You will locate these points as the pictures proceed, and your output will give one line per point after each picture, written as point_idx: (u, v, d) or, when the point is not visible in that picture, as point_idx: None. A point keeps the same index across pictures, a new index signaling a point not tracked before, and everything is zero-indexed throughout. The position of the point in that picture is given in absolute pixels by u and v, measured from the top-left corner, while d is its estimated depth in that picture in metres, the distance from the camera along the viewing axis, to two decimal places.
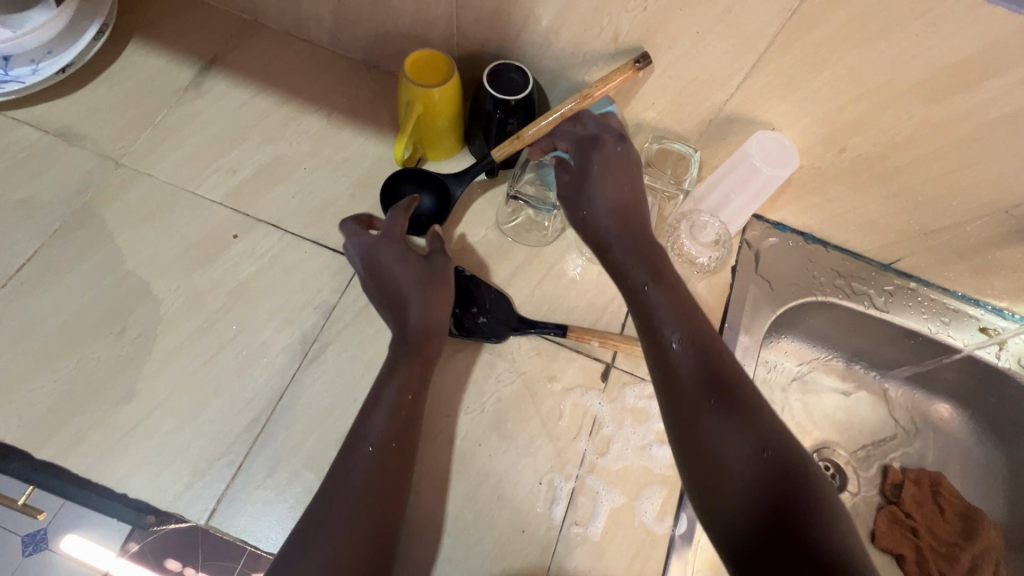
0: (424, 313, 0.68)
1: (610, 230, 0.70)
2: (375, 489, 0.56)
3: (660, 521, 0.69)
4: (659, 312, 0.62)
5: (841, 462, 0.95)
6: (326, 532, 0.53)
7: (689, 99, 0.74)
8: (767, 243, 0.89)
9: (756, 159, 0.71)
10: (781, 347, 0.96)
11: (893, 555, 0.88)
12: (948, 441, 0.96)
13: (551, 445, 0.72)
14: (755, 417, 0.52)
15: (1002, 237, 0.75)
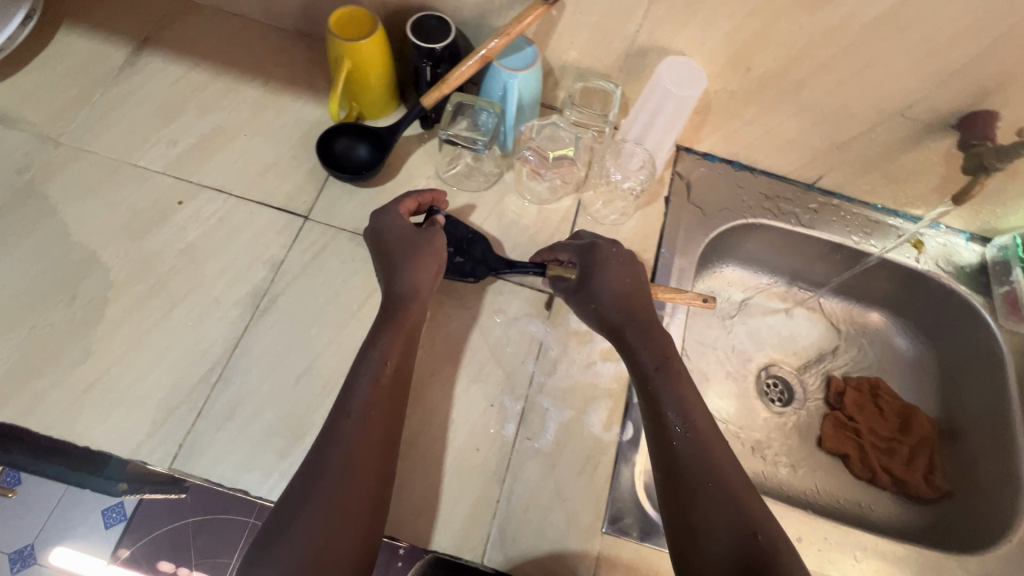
0: (412, 283, 0.71)
1: (615, 322, 0.72)
2: (363, 471, 0.58)
3: (608, 430, 0.73)
4: (664, 398, 0.66)
5: (787, 377, 1.01)
6: (317, 511, 0.56)
7: (602, 34, 0.78)
8: (698, 173, 0.94)
9: (670, 83, 0.75)
10: (722, 273, 1.02)
11: (839, 456, 0.94)
12: (886, 348, 1.01)
13: (500, 370, 0.76)
14: (739, 508, 0.58)
15: (904, 141, 0.81)
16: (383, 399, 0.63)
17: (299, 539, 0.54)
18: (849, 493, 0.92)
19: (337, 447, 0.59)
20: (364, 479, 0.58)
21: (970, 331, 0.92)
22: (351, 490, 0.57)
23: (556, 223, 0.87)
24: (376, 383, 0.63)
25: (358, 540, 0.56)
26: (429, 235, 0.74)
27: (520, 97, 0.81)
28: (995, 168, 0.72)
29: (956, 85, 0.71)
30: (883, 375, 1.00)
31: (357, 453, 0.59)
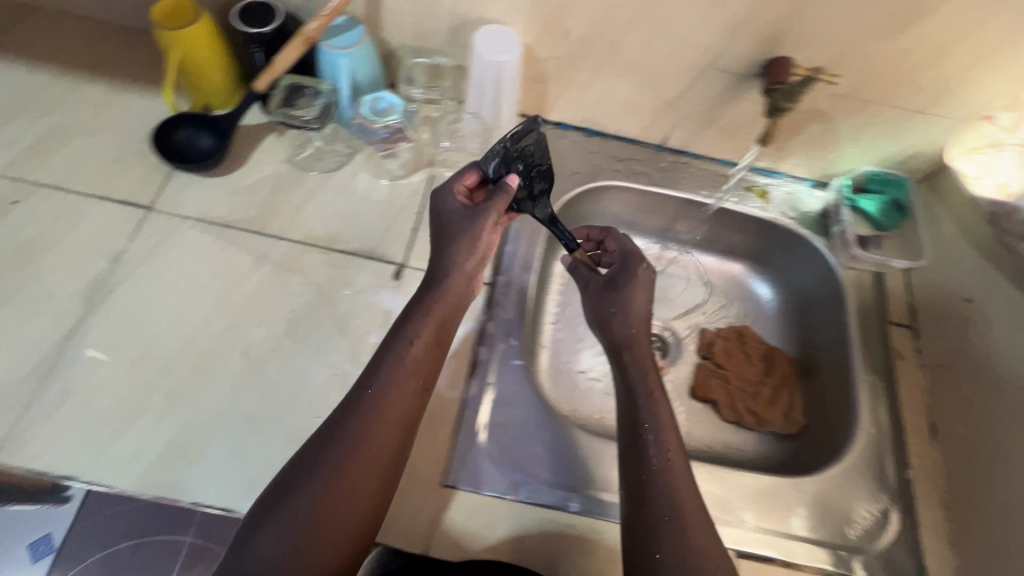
0: (450, 271, 0.67)
1: (617, 338, 0.77)
2: (365, 466, 0.57)
3: (450, 389, 0.76)
4: (651, 417, 0.68)
5: (661, 331, 1.02)
6: (326, 504, 0.55)
7: (425, 10, 0.81)
8: (552, 142, 0.98)
9: (481, 54, 0.78)
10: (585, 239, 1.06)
11: (710, 404, 0.96)
12: (751, 297, 1.05)
13: (345, 341, 0.77)
14: (691, 536, 0.59)
15: (724, 94, 0.85)
16: (405, 382, 0.62)
17: (277, 536, 0.53)
18: (720, 437, 0.94)
19: (353, 436, 0.58)
20: (356, 484, 0.56)
21: (816, 272, 0.97)
22: (341, 486, 0.56)
23: (407, 197, 0.89)
24: (411, 364, 0.63)
25: (343, 540, 0.55)
26: (488, 214, 0.69)
27: (354, 75, 0.84)
28: (788, 110, 0.75)
29: (749, 34, 0.75)
30: (750, 323, 1.04)
31: (344, 448, 0.57)
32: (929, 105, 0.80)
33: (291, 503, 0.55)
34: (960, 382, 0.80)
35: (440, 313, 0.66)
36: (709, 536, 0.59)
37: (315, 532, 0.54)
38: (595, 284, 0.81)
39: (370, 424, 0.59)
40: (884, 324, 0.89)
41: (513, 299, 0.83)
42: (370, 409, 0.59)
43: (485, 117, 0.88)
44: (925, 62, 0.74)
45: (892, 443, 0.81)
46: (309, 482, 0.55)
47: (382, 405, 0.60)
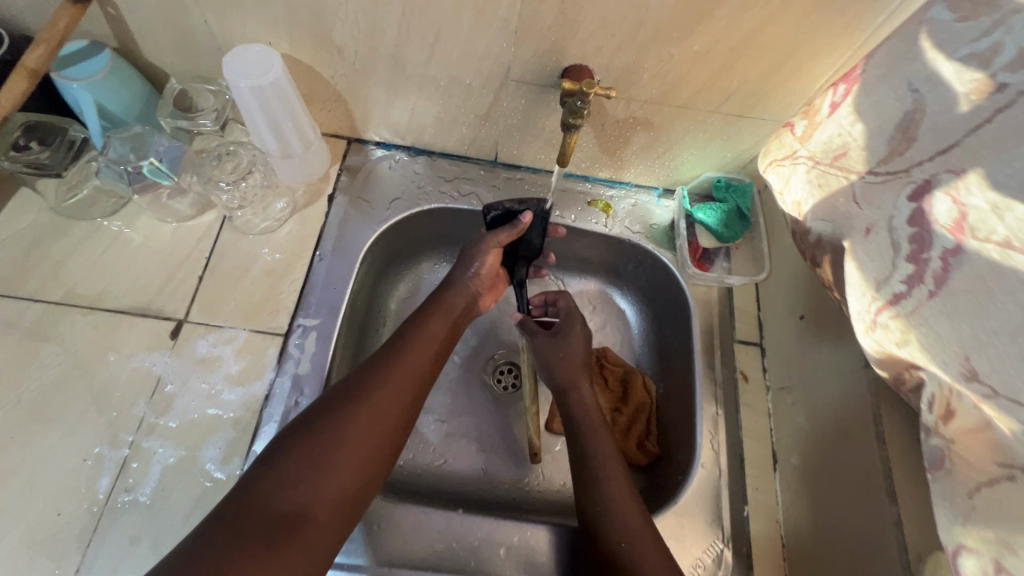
0: (467, 277, 0.75)
1: (561, 381, 0.75)
2: (390, 401, 0.60)
3: (225, 465, 0.67)
4: (586, 389, 0.75)
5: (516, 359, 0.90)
6: (334, 442, 0.56)
7: (173, 31, 0.70)
8: (371, 165, 0.89)
9: (240, 84, 0.66)
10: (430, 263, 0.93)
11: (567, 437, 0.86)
12: (610, 314, 0.96)
13: (102, 418, 0.67)
14: (619, 511, 0.63)
15: (534, 105, 0.77)
16: (432, 339, 0.68)
17: (297, 469, 0.53)
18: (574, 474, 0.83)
19: (373, 381, 0.61)
20: (379, 423, 0.59)
21: (666, 289, 0.89)
22: (377, 421, 0.58)
23: (195, 240, 0.79)
24: (432, 330, 0.69)
25: (343, 490, 0.55)
26: (489, 241, 0.73)
27: (100, 107, 0.72)
28: (577, 127, 0.65)
29: (531, 41, 0.66)
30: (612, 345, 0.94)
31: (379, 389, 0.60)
32: (748, 107, 0.73)
33: (336, 433, 0.56)
34: (797, 407, 0.74)
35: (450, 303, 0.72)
36: (642, 516, 0.63)
37: (330, 471, 0.54)
38: (540, 337, 0.79)
39: (392, 367, 0.63)
40: (730, 342, 0.83)
41: (309, 351, 0.74)
42: (395, 362, 0.63)
43: (270, 148, 0.77)
44: (728, 63, 0.66)
45: (731, 476, 0.75)
46: (352, 420, 0.57)
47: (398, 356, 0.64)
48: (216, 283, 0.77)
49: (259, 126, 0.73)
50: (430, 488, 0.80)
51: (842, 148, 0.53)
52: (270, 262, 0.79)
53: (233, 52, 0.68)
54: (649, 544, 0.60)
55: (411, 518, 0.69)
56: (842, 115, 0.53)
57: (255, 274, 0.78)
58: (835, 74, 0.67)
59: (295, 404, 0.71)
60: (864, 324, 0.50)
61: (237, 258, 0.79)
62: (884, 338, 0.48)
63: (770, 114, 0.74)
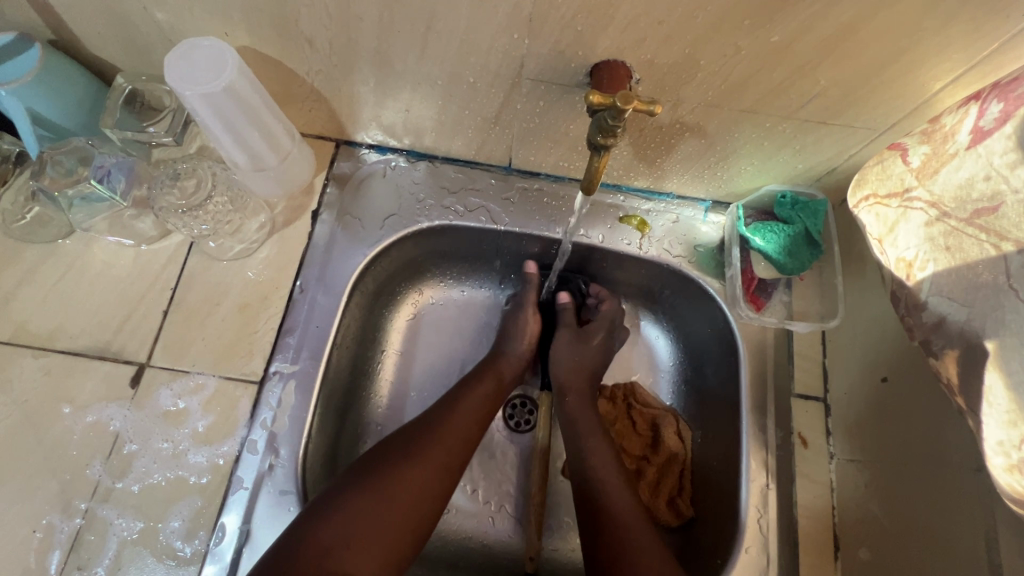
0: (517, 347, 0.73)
1: (562, 384, 0.72)
2: (425, 472, 0.58)
3: (189, 540, 0.59)
4: (580, 399, 0.71)
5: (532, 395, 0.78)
6: (387, 492, 0.55)
7: (112, 21, 0.57)
8: (363, 174, 0.75)
9: (224, 78, 0.54)
10: (434, 285, 0.81)
11: None
12: (640, 345, 0.81)
13: (54, 481, 0.59)
14: (631, 527, 0.58)
15: (555, 107, 0.61)
16: (480, 397, 0.66)
17: (352, 514, 0.53)
18: None
19: (428, 433, 0.60)
20: (430, 476, 0.58)
21: (711, 325, 0.75)
22: (430, 473, 0.58)
23: (159, 267, 0.69)
24: (482, 393, 0.67)
25: (385, 548, 0.53)
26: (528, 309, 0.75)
27: (34, 113, 0.61)
28: (609, 147, 0.50)
29: (550, 31, 0.50)
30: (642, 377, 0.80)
31: (433, 441, 0.60)
32: (834, 113, 0.56)
33: (390, 482, 0.56)
34: (871, 492, 0.60)
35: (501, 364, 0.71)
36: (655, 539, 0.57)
37: (382, 521, 0.53)
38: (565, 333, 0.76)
39: (448, 420, 0.62)
40: (786, 396, 0.68)
41: (286, 404, 0.64)
42: (449, 419, 0.62)
43: (239, 162, 0.64)
44: (815, 59, 0.49)
45: (782, 566, 0.62)
46: (407, 470, 0.57)
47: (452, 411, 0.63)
48: (182, 319, 0.67)
49: (243, 133, 0.60)
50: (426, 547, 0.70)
51: (990, 200, 0.39)
52: (245, 294, 0.68)
53: (181, 52, 0.54)
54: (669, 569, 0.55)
55: None
56: (993, 149, 0.39)
57: (226, 309, 0.68)
58: (964, 73, 0.49)
59: (269, 469, 0.61)
60: (1005, 460, 0.37)
61: (206, 289, 0.68)
62: None
63: (863, 121, 0.56)
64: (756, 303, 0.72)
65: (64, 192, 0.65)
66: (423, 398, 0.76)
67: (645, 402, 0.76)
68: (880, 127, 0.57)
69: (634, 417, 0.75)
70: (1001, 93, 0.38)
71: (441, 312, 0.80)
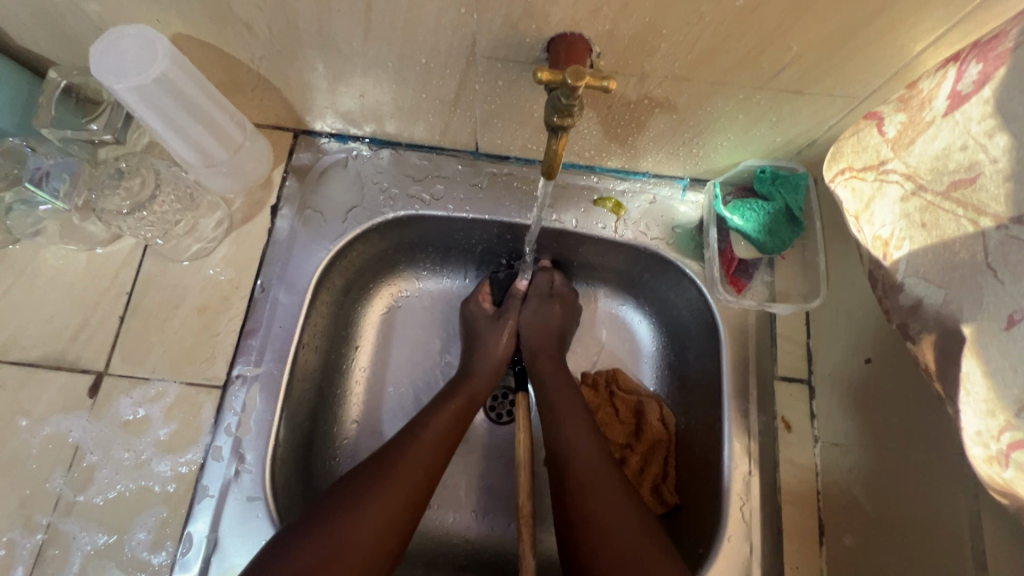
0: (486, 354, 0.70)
1: (530, 346, 0.71)
2: (394, 497, 0.55)
3: (156, 551, 0.57)
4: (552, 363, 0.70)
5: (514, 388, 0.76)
6: (347, 520, 0.52)
7: (34, 11, 0.53)
8: (324, 164, 0.72)
9: (166, 59, 0.51)
10: (407, 278, 0.78)
11: None
12: (620, 331, 0.79)
13: (14, 496, 0.58)
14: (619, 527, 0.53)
15: (515, 86, 0.58)
16: (446, 422, 0.62)
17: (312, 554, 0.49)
18: None
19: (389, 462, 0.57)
20: (393, 507, 0.54)
21: (690, 308, 0.72)
22: (394, 505, 0.54)
23: (113, 271, 0.66)
24: (452, 412, 0.64)
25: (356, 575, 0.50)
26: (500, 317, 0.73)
27: None
28: (566, 127, 0.47)
29: (498, 3, 0.47)
30: (622, 365, 0.77)
31: (394, 469, 0.56)
32: (809, 82, 0.53)
33: (350, 510, 0.53)
34: (853, 476, 0.59)
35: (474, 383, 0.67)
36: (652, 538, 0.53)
37: (342, 555, 0.50)
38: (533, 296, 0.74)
39: (409, 448, 0.59)
40: (769, 379, 0.66)
41: (251, 409, 0.62)
42: (411, 444, 0.59)
43: (187, 158, 0.61)
44: (785, 23, 0.46)
45: (766, 554, 0.61)
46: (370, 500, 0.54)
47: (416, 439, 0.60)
48: (139, 325, 0.64)
49: (187, 123, 0.57)
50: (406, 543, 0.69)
51: (968, 171, 0.35)
52: (205, 295, 0.66)
53: (113, 38, 0.50)
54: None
55: None
56: (972, 115, 0.35)
57: (185, 312, 0.65)
58: (945, 32, 0.45)
59: (235, 476, 0.60)
60: (982, 450, 0.34)
61: (164, 292, 0.66)
62: (1017, 480, 0.32)
63: (841, 89, 0.53)
64: (736, 284, 0.69)
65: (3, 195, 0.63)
66: (400, 393, 0.74)
67: (627, 388, 0.74)
68: (860, 94, 0.54)
69: (617, 405, 0.73)
70: (982, 53, 0.35)
71: (416, 303, 0.78)
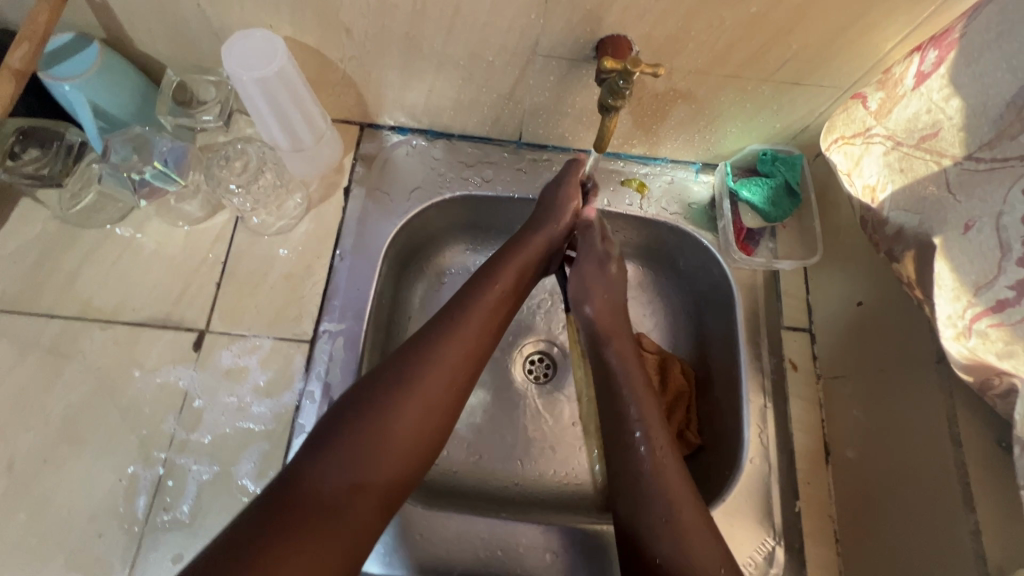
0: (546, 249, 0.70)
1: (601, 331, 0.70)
2: (437, 384, 0.57)
3: (261, 480, 0.66)
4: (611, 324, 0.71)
5: (550, 350, 0.84)
6: (390, 419, 0.53)
7: (168, 18, 0.63)
8: (387, 152, 0.83)
9: (285, 63, 0.62)
10: (453, 256, 0.86)
11: None
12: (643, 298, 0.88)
13: (133, 436, 0.66)
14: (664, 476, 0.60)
15: (565, 81, 0.70)
16: (485, 314, 0.63)
17: (352, 460, 0.51)
18: None
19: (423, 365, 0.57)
20: (423, 413, 0.55)
21: (705, 274, 0.83)
22: (426, 412, 0.56)
23: (209, 243, 0.75)
24: (492, 302, 0.64)
25: (398, 464, 0.53)
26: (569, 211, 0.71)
27: (95, 107, 0.67)
28: (617, 108, 0.59)
29: (563, 10, 0.58)
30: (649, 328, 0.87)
31: (428, 372, 0.57)
32: (805, 75, 0.65)
33: (394, 412, 0.54)
34: (853, 400, 0.70)
35: (520, 267, 0.68)
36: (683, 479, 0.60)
37: (383, 454, 0.52)
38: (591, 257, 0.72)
39: (448, 341, 0.59)
40: (777, 329, 0.78)
41: (335, 361, 0.71)
42: (452, 329, 0.60)
43: (280, 142, 0.71)
44: (787, 26, 0.59)
45: (782, 472, 0.71)
46: (403, 407, 0.54)
47: (450, 334, 0.60)
48: (234, 289, 0.73)
49: (289, 115, 0.68)
50: (468, 484, 0.77)
51: (932, 128, 0.48)
52: (289, 264, 0.75)
53: (241, 42, 0.62)
54: (695, 518, 0.58)
55: (452, 525, 0.67)
56: (933, 88, 0.48)
57: (274, 279, 0.74)
58: (910, 34, 0.59)
59: None
60: (952, 330, 0.46)
61: (254, 262, 0.75)
62: (978, 346, 0.45)
63: (830, 80, 0.66)
64: (746, 250, 0.81)
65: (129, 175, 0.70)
66: None
67: (648, 344, 0.82)
68: (845, 85, 0.67)
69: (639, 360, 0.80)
70: (938, 42, 0.48)
71: (461, 275, 0.86)
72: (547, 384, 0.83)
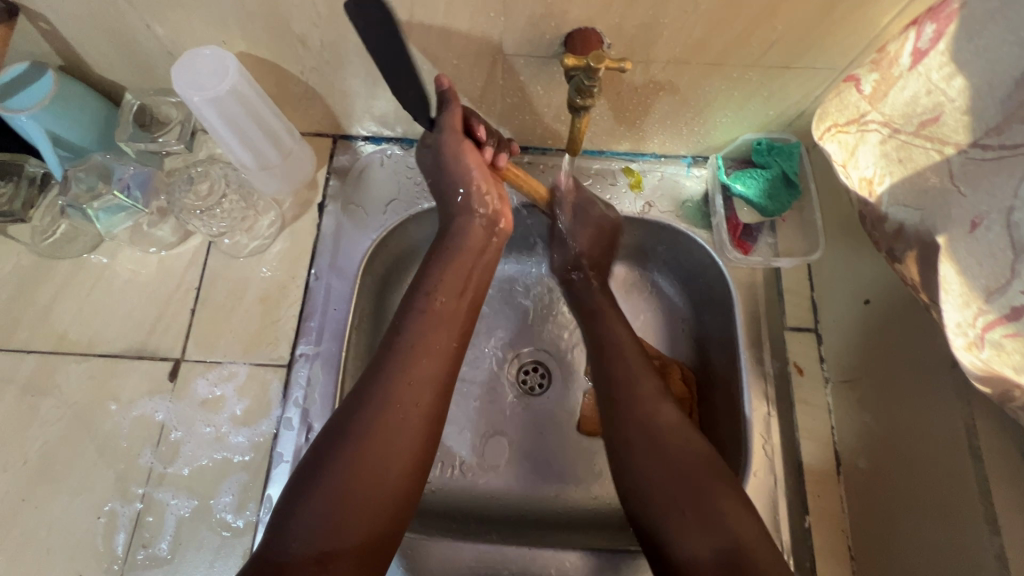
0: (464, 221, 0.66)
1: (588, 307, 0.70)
2: (404, 415, 0.53)
3: (240, 512, 0.64)
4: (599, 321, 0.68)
5: (546, 360, 0.80)
6: (355, 462, 0.50)
7: (121, 40, 0.61)
8: (361, 163, 0.79)
9: (235, 78, 0.59)
10: None
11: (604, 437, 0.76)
12: (640, 303, 0.82)
13: (111, 472, 0.65)
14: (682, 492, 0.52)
15: (537, 80, 0.66)
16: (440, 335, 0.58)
17: (316, 518, 0.48)
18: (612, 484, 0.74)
19: (374, 411, 0.53)
20: (394, 448, 0.52)
21: (702, 275, 0.77)
22: (385, 455, 0.51)
23: (182, 270, 0.73)
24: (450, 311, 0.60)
25: (377, 500, 0.50)
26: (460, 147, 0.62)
27: (54, 135, 0.65)
28: (587, 107, 0.55)
29: (524, 6, 0.54)
30: (647, 334, 0.81)
31: (379, 397, 0.53)
32: (796, 57, 0.60)
33: (352, 454, 0.51)
34: (863, 406, 0.65)
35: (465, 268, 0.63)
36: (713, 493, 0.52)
37: (356, 494, 0.49)
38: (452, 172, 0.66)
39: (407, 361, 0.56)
40: (780, 330, 0.73)
41: (312, 387, 0.68)
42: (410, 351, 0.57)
43: (246, 162, 0.68)
44: (771, 7, 0.54)
45: (790, 486, 0.67)
46: (362, 455, 0.50)
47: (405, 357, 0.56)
48: (208, 315, 0.71)
49: (246, 129, 0.64)
50: (454, 505, 0.73)
51: (932, 112, 0.46)
52: (265, 286, 0.73)
53: (187, 60, 0.59)
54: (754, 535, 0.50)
55: (439, 555, 0.65)
56: (931, 66, 0.46)
57: (249, 302, 0.72)
58: (909, 6, 0.53)
59: (306, 442, 0.66)
60: (962, 339, 0.44)
61: (228, 285, 0.73)
62: (992, 357, 0.43)
63: (823, 61, 0.60)
64: (743, 247, 0.76)
65: (89, 205, 0.69)
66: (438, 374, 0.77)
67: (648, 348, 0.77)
68: (839, 66, 0.61)
69: None
70: (935, 16, 0.45)
71: None
72: (542, 396, 0.78)
